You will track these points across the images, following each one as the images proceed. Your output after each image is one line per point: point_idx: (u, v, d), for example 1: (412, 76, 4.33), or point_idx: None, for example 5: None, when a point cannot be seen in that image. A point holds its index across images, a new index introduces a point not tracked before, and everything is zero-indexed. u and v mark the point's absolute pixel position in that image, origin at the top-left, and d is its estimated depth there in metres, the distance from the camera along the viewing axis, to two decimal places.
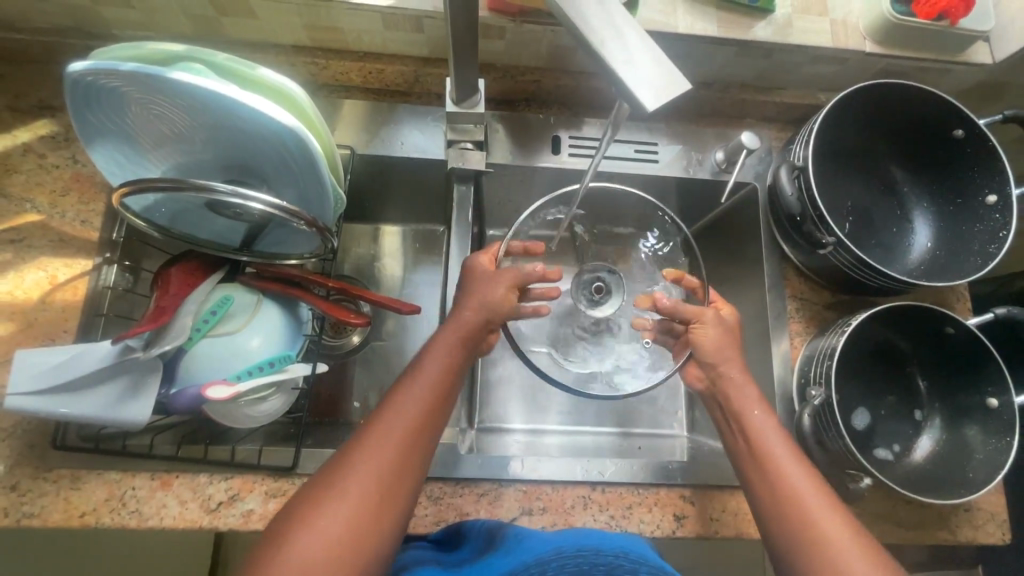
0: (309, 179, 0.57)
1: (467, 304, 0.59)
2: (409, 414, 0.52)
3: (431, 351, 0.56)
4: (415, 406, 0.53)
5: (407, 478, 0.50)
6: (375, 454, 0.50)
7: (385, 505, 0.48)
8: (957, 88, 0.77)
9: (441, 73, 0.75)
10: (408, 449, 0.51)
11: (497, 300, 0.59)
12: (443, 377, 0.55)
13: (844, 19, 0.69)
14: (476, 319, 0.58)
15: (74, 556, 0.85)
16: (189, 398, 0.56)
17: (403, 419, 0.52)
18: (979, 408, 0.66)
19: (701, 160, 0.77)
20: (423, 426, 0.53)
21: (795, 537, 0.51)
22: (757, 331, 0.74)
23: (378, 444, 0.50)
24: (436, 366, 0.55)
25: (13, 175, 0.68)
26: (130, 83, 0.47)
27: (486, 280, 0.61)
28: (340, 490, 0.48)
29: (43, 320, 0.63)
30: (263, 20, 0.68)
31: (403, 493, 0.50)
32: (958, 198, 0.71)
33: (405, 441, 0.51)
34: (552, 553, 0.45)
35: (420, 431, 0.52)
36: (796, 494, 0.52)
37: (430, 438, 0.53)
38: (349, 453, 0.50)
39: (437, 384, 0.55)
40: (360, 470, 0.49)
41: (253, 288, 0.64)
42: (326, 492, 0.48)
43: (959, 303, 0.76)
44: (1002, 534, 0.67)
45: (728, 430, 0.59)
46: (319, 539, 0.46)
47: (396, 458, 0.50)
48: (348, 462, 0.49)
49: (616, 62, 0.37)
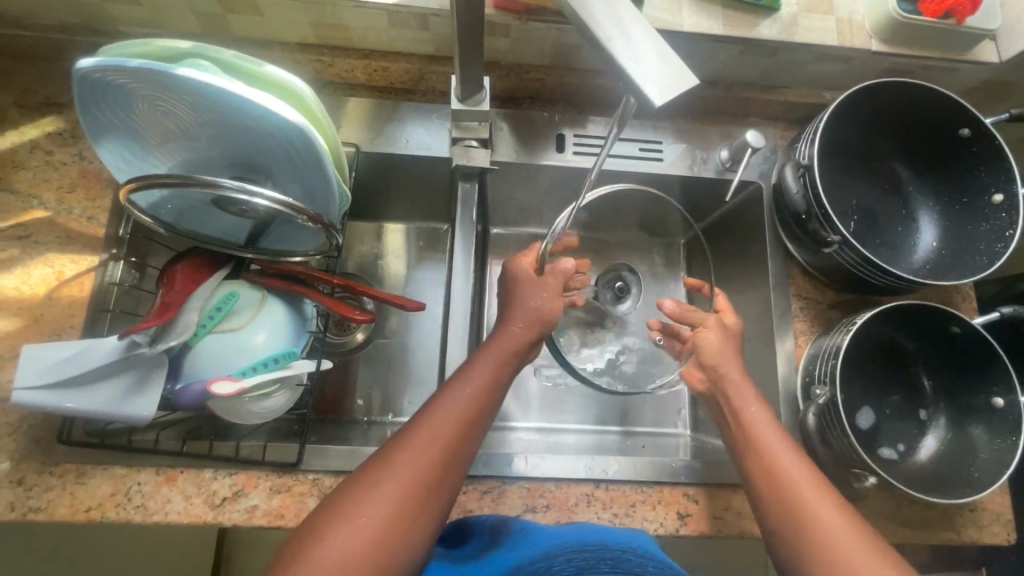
0: (314, 175, 0.57)
1: (517, 320, 0.61)
2: (454, 413, 0.53)
3: (477, 362, 0.58)
4: (458, 413, 0.53)
5: (445, 482, 0.50)
6: (418, 455, 0.50)
7: (427, 499, 0.49)
8: (962, 86, 0.77)
9: (446, 71, 0.75)
10: (452, 447, 0.52)
11: (546, 310, 0.63)
12: (486, 388, 0.56)
13: (850, 17, 0.69)
14: (524, 336, 0.61)
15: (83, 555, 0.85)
16: (195, 393, 0.57)
17: (446, 424, 0.52)
18: (984, 408, 0.65)
19: (705, 158, 0.77)
20: (466, 433, 0.53)
21: (799, 533, 0.50)
22: (761, 330, 0.74)
23: (421, 445, 0.51)
24: (482, 376, 0.56)
25: (20, 171, 0.68)
26: (136, 79, 0.47)
27: (536, 285, 0.64)
28: (382, 488, 0.48)
29: (50, 316, 0.63)
30: (269, 18, 0.68)
31: (438, 498, 0.50)
32: (964, 198, 0.71)
33: (446, 446, 0.51)
34: (559, 548, 0.44)
35: (464, 431, 0.53)
36: (792, 489, 0.52)
37: (470, 446, 0.53)
38: (392, 453, 0.50)
39: (482, 393, 0.55)
40: (406, 464, 0.49)
41: (259, 284, 0.64)
42: (369, 489, 0.48)
43: (964, 303, 0.75)
44: (1007, 535, 0.66)
45: (728, 427, 0.59)
46: (357, 534, 0.46)
47: (436, 462, 0.50)
48: (391, 461, 0.50)
49: (623, 59, 0.37)
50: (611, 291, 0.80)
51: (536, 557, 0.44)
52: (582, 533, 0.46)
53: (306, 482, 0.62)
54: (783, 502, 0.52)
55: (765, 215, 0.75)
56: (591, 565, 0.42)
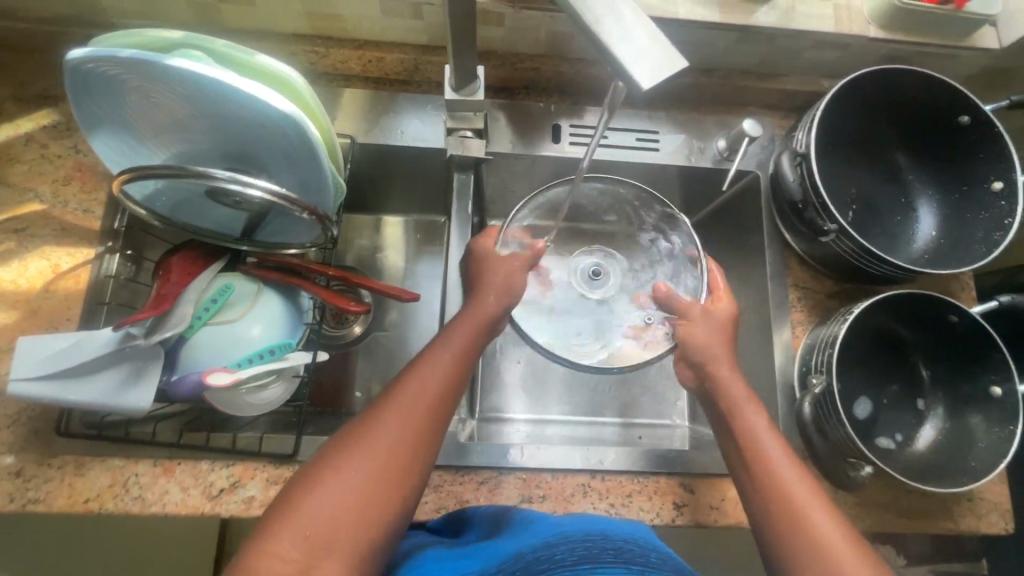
0: (308, 166, 0.57)
1: (490, 291, 0.61)
2: (436, 376, 0.53)
3: (455, 327, 0.58)
4: (443, 371, 0.54)
5: (428, 446, 0.50)
6: (403, 412, 0.50)
7: (412, 455, 0.49)
8: (962, 73, 0.76)
9: (441, 61, 0.75)
10: (436, 406, 0.52)
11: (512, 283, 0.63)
12: (464, 353, 0.56)
13: (848, 3, 0.68)
14: (500, 303, 0.61)
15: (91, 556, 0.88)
16: (190, 384, 0.57)
17: (429, 384, 0.53)
18: (981, 397, 0.65)
19: (702, 148, 0.76)
20: (451, 389, 0.53)
21: (781, 520, 0.50)
22: (759, 320, 0.74)
23: (405, 408, 0.51)
24: (461, 340, 0.57)
25: (15, 164, 0.68)
26: (127, 70, 0.47)
27: (500, 260, 0.64)
28: (368, 444, 0.48)
29: (46, 308, 0.63)
30: (262, 8, 0.68)
31: (426, 450, 0.50)
32: (965, 186, 0.70)
33: (431, 405, 0.52)
34: (560, 538, 0.45)
35: (447, 392, 0.53)
36: (781, 484, 0.52)
37: (454, 403, 0.54)
38: (375, 412, 0.50)
39: (462, 351, 0.56)
40: (390, 424, 0.49)
41: (254, 277, 0.64)
42: (355, 445, 0.48)
43: (963, 292, 0.75)
44: (1005, 524, 0.66)
45: (721, 425, 0.58)
46: (347, 486, 0.46)
47: (421, 417, 0.51)
48: (378, 416, 0.50)
49: (613, 42, 0.38)
50: (585, 275, 0.81)
51: (537, 545, 0.44)
52: (583, 524, 0.47)
53: None
54: (767, 501, 0.52)
55: (763, 203, 0.75)
56: (593, 555, 0.42)
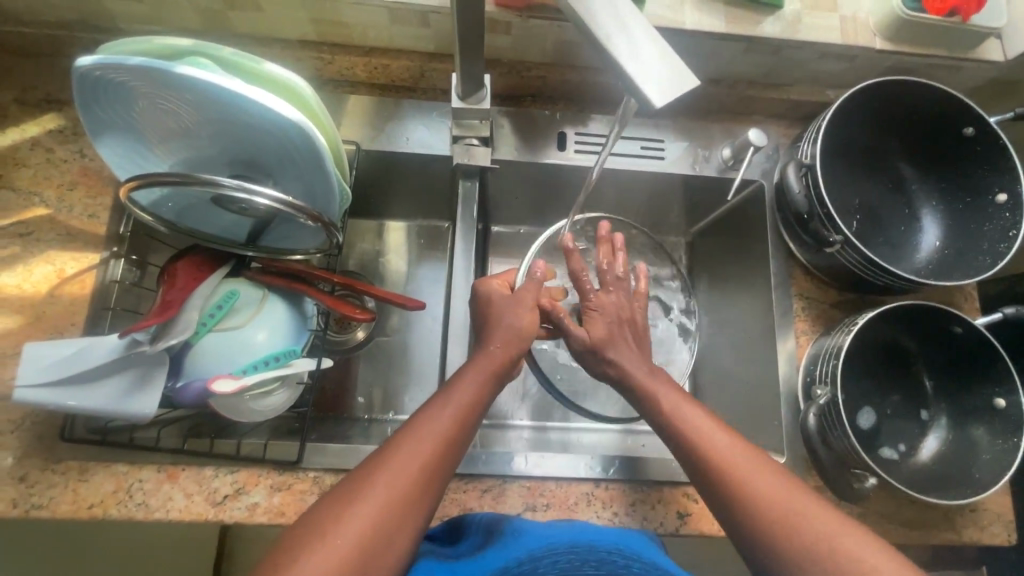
0: (315, 173, 0.57)
1: (496, 339, 0.59)
2: (437, 433, 0.50)
3: (461, 380, 0.55)
4: (444, 428, 0.51)
5: (420, 506, 0.48)
6: (399, 472, 0.47)
7: (404, 518, 0.46)
8: (969, 84, 0.77)
9: (447, 68, 0.75)
10: (435, 465, 0.49)
11: (522, 329, 0.60)
12: (471, 407, 0.53)
13: (854, 14, 0.69)
14: (505, 354, 0.58)
15: (93, 558, 0.88)
16: (195, 390, 0.57)
17: (430, 438, 0.50)
18: (985, 409, 0.65)
19: (707, 156, 0.77)
20: (451, 449, 0.51)
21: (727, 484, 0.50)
22: (763, 328, 0.74)
23: (400, 464, 0.48)
24: (464, 396, 0.54)
25: (21, 168, 0.68)
26: (137, 77, 0.47)
27: (509, 305, 0.61)
28: (362, 506, 0.45)
29: (52, 312, 0.63)
30: (269, 14, 0.68)
31: (419, 511, 0.47)
32: (969, 197, 0.71)
33: (427, 462, 0.49)
34: (548, 550, 0.46)
35: (446, 449, 0.50)
36: (719, 449, 0.52)
37: (453, 461, 0.51)
38: (370, 470, 0.48)
39: (467, 407, 0.53)
40: (383, 484, 0.46)
41: (259, 283, 0.64)
42: (345, 510, 0.45)
43: (966, 303, 0.75)
44: (1008, 535, 0.66)
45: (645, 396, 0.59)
46: (328, 555, 0.43)
47: (416, 478, 0.48)
48: (372, 475, 0.47)
49: (624, 60, 0.38)
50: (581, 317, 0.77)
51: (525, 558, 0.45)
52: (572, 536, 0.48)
53: (306, 480, 0.62)
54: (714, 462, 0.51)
55: (767, 212, 0.75)
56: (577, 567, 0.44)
